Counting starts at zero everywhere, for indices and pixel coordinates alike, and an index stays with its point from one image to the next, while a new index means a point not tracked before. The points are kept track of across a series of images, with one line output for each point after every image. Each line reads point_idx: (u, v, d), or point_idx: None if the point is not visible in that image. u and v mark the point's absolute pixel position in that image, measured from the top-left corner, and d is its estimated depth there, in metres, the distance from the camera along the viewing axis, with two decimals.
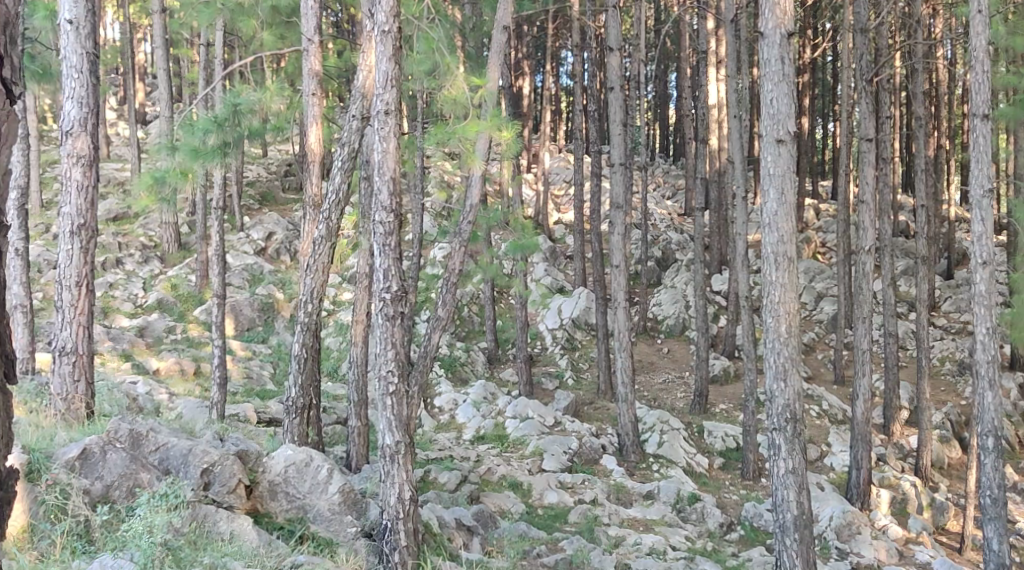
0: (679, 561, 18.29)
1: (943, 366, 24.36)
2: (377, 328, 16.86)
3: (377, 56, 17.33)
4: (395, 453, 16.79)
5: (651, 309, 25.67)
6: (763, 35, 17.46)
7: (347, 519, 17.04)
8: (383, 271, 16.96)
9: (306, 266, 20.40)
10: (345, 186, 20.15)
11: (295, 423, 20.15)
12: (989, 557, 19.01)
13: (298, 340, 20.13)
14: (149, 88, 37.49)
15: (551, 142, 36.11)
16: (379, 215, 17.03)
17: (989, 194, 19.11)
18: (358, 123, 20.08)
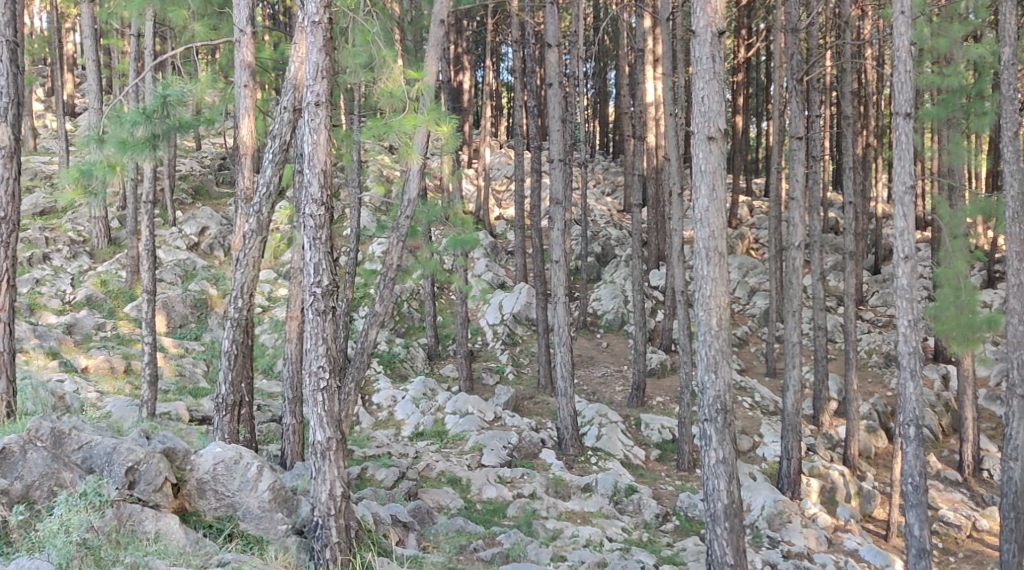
0: (615, 553, 18.73)
1: (870, 358, 25.15)
2: (309, 323, 16.91)
3: (308, 47, 17.38)
4: (327, 449, 16.81)
5: (591, 304, 25.99)
6: (695, 33, 18.03)
7: (276, 517, 16.95)
8: (314, 265, 17.01)
9: (237, 260, 20.30)
10: (277, 179, 20.19)
11: (224, 421, 20.20)
12: (911, 542, 19.75)
13: (229, 337, 20.00)
14: (79, 79, 36.54)
15: (492, 136, 36.21)
16: (310, 208, 17.05)
17: (911, 191, 19.93)
18: (290, 116, 20.13)
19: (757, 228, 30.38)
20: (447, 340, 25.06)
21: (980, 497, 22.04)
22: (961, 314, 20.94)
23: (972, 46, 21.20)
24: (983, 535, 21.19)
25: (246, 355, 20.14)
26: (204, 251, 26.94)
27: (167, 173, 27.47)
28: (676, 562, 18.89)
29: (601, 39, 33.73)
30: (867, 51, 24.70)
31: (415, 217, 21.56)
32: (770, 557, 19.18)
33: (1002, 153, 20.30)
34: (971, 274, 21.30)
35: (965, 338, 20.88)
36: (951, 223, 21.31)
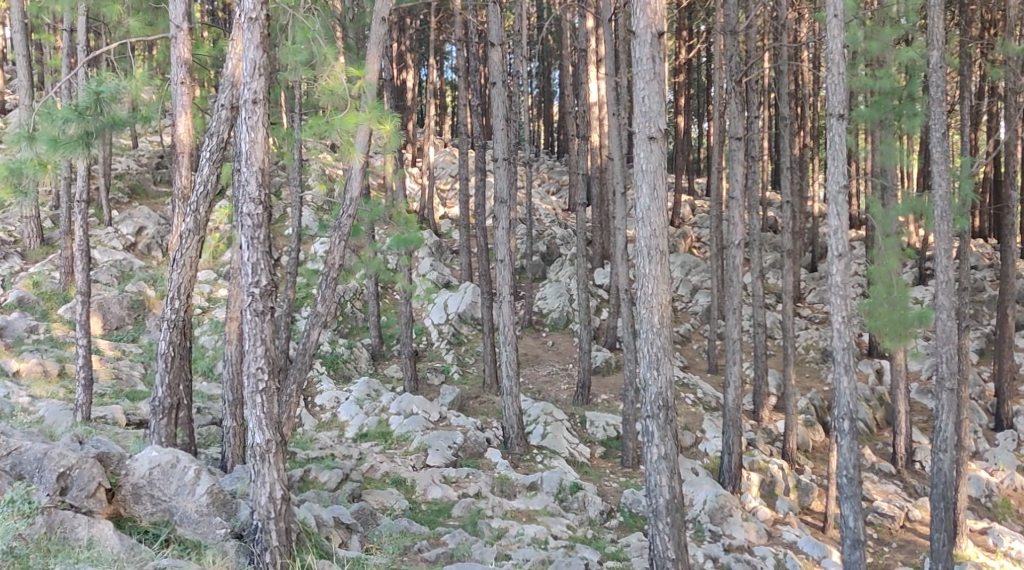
0: (559, 550, 18.84)
1: (807, 354, 25.67)
2: (247, 324, 17.08)
3: (246, 44, 17.38)
4: (265, 452, 16.95)
5: (537, 302, 26.11)
6: (635, 33, 18.26)
7: (215, 520, 17.06)
8: (252, 264, 17.18)
9: (173, 260, 19.96)
10: (216, 178, 19.87)
11: (161, 424, 19.75)
12: (847, 533, 20.08)
13: (165, 338, 19.50)
14: (9, 77, 35.89)
15: (437, 134, 36.27)
16: (247, 208, 17.18)
17: (845, 190, 20.27)
18: (227, 114, 19.74)
19: (699, 226, 30.92)
20: (392, 340, 24.99)
21: (913, 487, 22.66)
22: (894, 309, 21.47)
23: (903, 49, 21.70)
24: (916, 524, 21.81)
25: (183, 357, 19.68)
26: (141, 251, 26.60)
27: (102, 172, 26.98)
28: (620, 558, 19.11)
29: (543, 39, 33.91)
30: (802, 53, 25.11)
31: (357, 216, 21.47)
32: (712, 551, 19.51)
33: (930, 153, 20.81)
34: (902, 271, 21.74)
35: (896, 333, 21.42)
36: (884, 221, 21.75)
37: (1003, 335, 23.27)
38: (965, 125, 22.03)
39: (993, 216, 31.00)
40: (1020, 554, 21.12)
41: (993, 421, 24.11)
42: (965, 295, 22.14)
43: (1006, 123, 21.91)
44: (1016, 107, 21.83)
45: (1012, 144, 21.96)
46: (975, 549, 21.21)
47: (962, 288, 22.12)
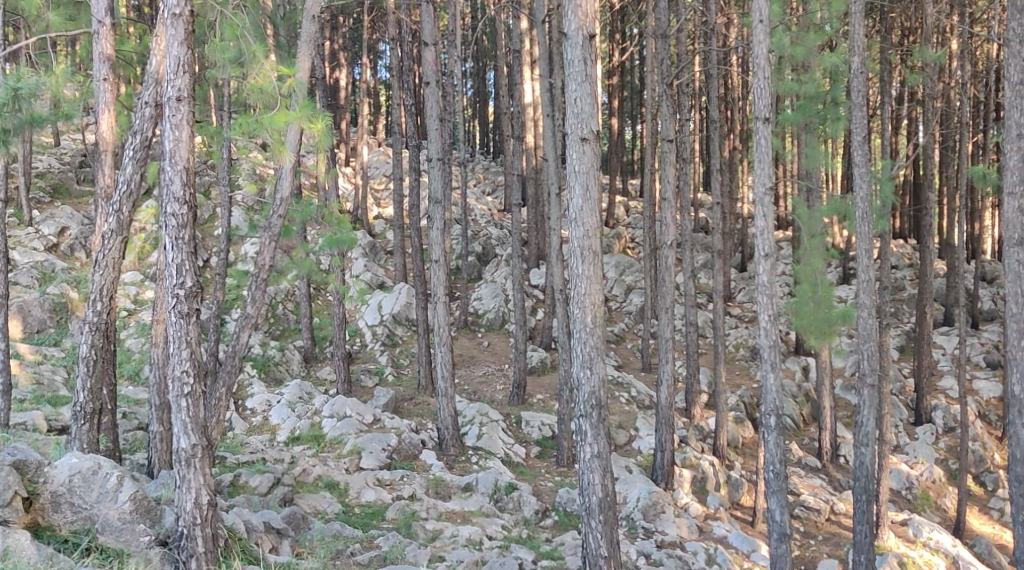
0: (493, 550, 18.82)
1: (737, 352, 26.22)
2: (171, 326, 16.99)
3: (168, 40, 17.30)
4: (191, 457, 16.83)
5: (472, 303, 26.11)
6: (566, 35, 18.32)
7: (138, 528, 16.86)
8: (177, 265, 17.05)
9: (96, 261, 19.05)
10: (140, 177, 19.01)
11: (83, 429, 18.90)
12: (773, 526, 20.33)
13: (85, 341, 18.59)
14: None
15: (371, 134, 36.14)
16: (171, 207, 17.11)
17: (771, 192, 20.34)
18: (152, 111, 18.90)
19: (632, 227, 31.37)
20: (324, 342, 24.74)
21: (837, 481, 23.21)
22: (818, 309, 21.59)
23: (828, 55, 22.01)
24: (840, 517, 22.32)
25: (105, 360, 18.80)
26: (62, 252, 25.96)
27: (21, 171, 26.29)
28: (555, 557, 19.11)
29: (478, 40, 33.94)
30: (733, 57, 25.54)
31: (288, 216, 21.16)
32: (644, 548, 19.71)
33: (852, 156, 21.10)
34: (826, 271, 21.89)
35: (820, 331, 21.59)
36: (809, 223, 21.78)
37: (923, 333, 23.92)
38: (887, 129, 22.51)
39: (912, 216, 31.89)
40: (939, 544, 21.74)
41: (913, 416, 24.84)
42: (886, 294, 22.59)
43: (924, 127, 22.58)
44: (934, 112, 22.42)
45: (930, 149, 22.61)
46: (896, 540, 21.79)
47: (883, 287, 22.58)
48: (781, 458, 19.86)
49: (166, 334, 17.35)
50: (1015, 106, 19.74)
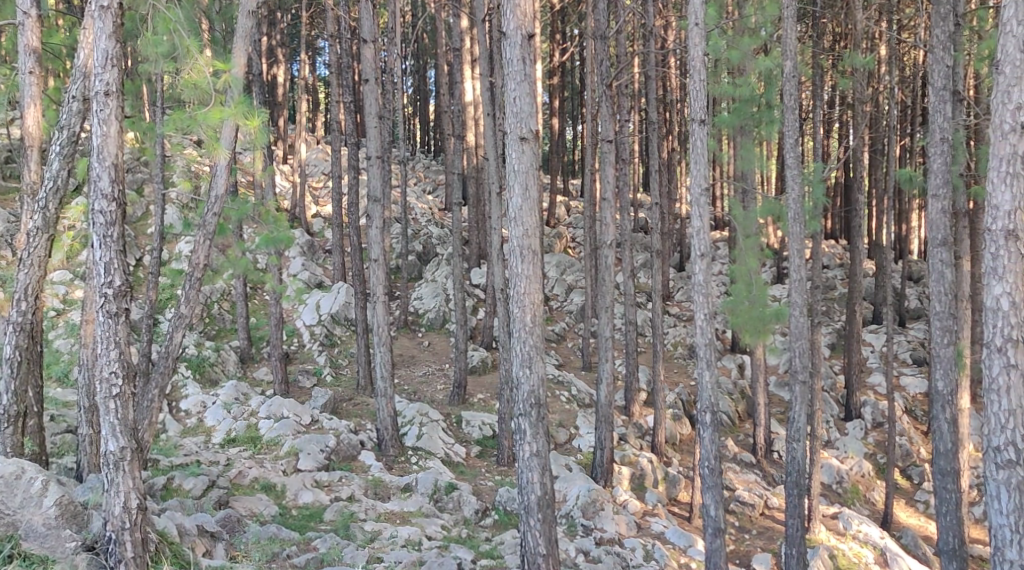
0: (432, 550, 18.62)
1: (676, 351, 26.67)
2: (98, 326, 16.51)
3: (95, 33, 16.82)
4: (120, 460, 16.45)
5: (412, 303, 26.07)
6: (505, 34, 18.15)
7: (64, 534, 16.53)
8: (105, 264, 16.59)
9: (20, 260, 18.25)
10: (67, 173, 18.28)
11: (8, 433, 18.14)
12: (708, 522, 20.23)
13: (9, 343, 17.79)
14: None
15: (309, 132, 35.98)
16: (99, 204, 16.65)
17: (707, 193, 20.03)
18: (79, 106, 18.20)
19: (573, 228, 31.79)
20: (261, 343, 24.39)
21: (771, 476, 23.56)
22: (753, 307, 21.47)
23: (762, 58, 21.78)
24: (773, 512, 22.66)
25: (31, 362, 17.96)
26: None
27: None
28: (494, 556, 18.95)
29: (418, 38, 33.93)
30: (673, 60, 25.93)
31: (224, 214, 20.68)
32: (583, 545, 19.70)
33: (784, 158, 21.10)
34: (762, 270, 21.68)
35: (756, 329, 21.50)
36: (745, 224, 21.68)
37: (853, 332, 24.43)
38: (819, 132, 22.72)
39: (843, 217, 32.85)
40: (867, 536, 22.17)
41: (844, 412, 25.41)
42: (818, 293, 22.65)
43: (855, 130, 22.88)
44: (864, 116, 22.77)
45: (859, 151, 22.99)
46: (827, 533, 22.22)
47: (814, 286, 22.58)
48: (715, 455, 19.88)
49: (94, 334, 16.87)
50: (939, 111, 20.12)
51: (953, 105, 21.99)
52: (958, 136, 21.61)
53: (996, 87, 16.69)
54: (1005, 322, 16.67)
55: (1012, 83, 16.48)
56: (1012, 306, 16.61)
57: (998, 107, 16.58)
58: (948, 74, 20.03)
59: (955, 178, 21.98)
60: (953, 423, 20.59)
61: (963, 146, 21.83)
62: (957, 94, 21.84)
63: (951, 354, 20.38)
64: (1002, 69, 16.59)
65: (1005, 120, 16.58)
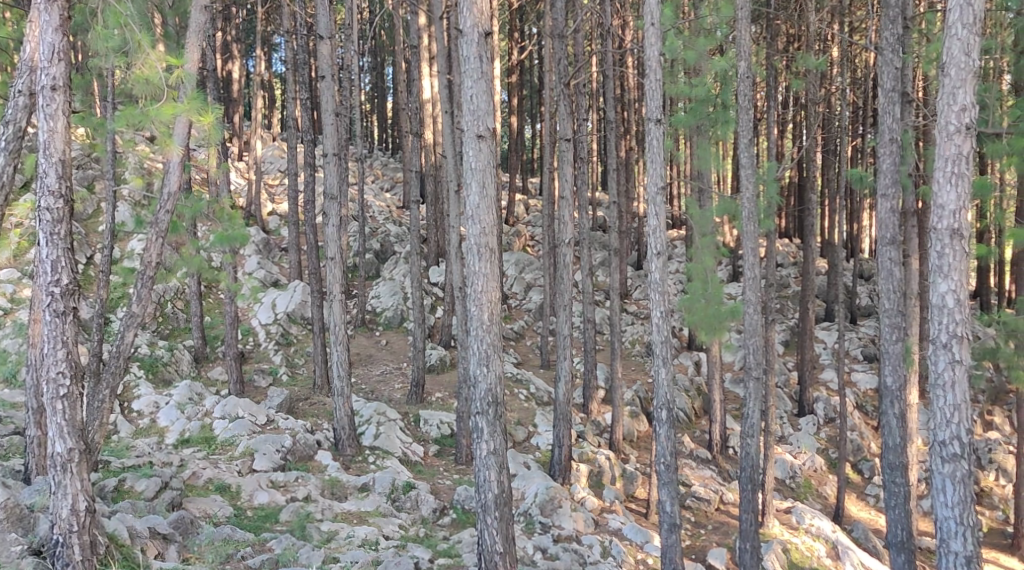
0: (389, 550, 18.43)
1: (633, 349, 26.98)
2: (45, 325, 16.23)
3: (40, 28, 16.51)
4: (68, 462, 16.24)
5: (370, 301, 26.07)
6: (462, 32, 17.94)
7: (10, 537, 16.31)
8: (52, 262, 16.30)
9: None
10: (13, 169, 17.65)
11: None
12: (664, 518, 19.98)
13: None
14: None
15: (265, 129, 35.93)
16: (46, 201, 16.34)
17: (664, 191, 19.76)
18: (25, 100, 17.59)
19: (532, 226, 32.06)
20: (216, 342, 24.18)
21: (726, 472, 23.76)
22: (709, 305, 21.35)
23: (718, 59, 21.76)
24: (728, 507, 22.82)
25: None
26: None
27: None
28: (452, 555, 18.77)
29: (376, 35, 33.93)
30: (631, 60, 26.12)
31: (177, 211, 20.27)
32: (541, 543, 19.64)
33: (738, 157, 20.93)
34: (718, 269, 21.65)
35: (711, 327, 21.30)
36: (701, 223, 21.71)
37: (806, 329, 24.69)
38: (774, 133, 22.75)
39: (796, 216, 33.36)
40: (820, 530, 22.35)
41: (797, 408, 25.72)
42: (772, 291, 22.72)
43: (808, 130, 22.95)
44: (817, 117, 22.92)
45: (812, 152, 23.16)
46: (780, 528, 22.32)
47: (768, 284, 22.67)
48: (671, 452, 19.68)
49: (41, 333, 16.56)
50: (887, 112, 20.18)
51: (902, 106, 21.93)
52: (907, 136, 21.43)
53: (942, 89, 17.10)
54: (951, 319, 17.07)
55: (957, 85, 16.92)
56: (957, 303, 17.02)
57: (943, 108, 16.98)
58: (897, 76, 20.17)
59: (903, 178, 21.77)
60: (902, 418, 20.47)
61: (911, 146, 21.68)
62: (905, 95, 21.88)
63: (899, 351, 20.45)
64: (947, 72, 17.00)
65: (950, 121, 17.02)
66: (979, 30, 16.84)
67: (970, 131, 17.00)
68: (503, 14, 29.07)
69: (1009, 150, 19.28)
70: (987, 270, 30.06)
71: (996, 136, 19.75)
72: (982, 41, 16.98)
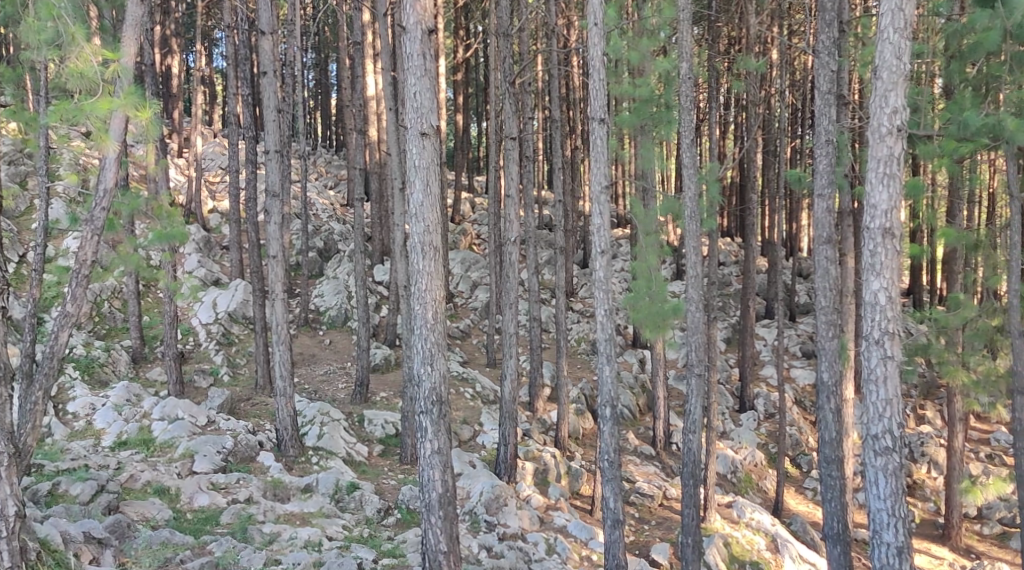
0: (332, 551, 18.19)
1: (579, 346, 27.13)
2: None
3: None
4: None
5: (313, 300, 25.85)
6: (405, 29, 17.61)
7: None
8: None
9: None
10: None
11: None
12: (607, 514, 19.71)
13: None
14: None
15: (207, 125, 35.50)
16: None
17: (608, 190, 19.56)
18: None
19: (479, 225, 32.06)
20: (154, 342, 23.76)
21: (670, 468, 23.92)
22: (653, 302, 21.14)
23: (661, 60, 21.69)
24: (672, 502, 22.91)
25: None
26: None
27: None
28: (397, 555, 18.55)
29: (319, 31, 33.66)
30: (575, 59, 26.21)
31: (114, 208, 19.62)
32: (486, 541, 19.56)
33: (680, 157, 20.87)
34: (662, 267, 21.40)
35: (655, 324, 21.05)
36: (644, 220, 21.51)
37: (746, 327, 24.88)
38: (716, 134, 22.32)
39: (738, 216, 33.83)
40: (760, 524, 22.54)
41: (738, 403, 26.01)
42: (714, 289, 22.76)
43: (749, 131, 23.04)
44: (758, 118, 23.06)
45: (753, 153, 23.35)
46: (721, 521, 22.45)
47: (710, 283, 22.71)
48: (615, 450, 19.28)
49: None
50: (823, 114, 20.14)
51: (839, 108, 22.17)
52: (843, 137, 21.46)
53: (873, 91, 17.23)
54: (882, 316, 17.15)
55: (888, 88, 17.05)
56: (889, 301, 17.09)
57: (875, 109, 17.11)
58: (833, 78, 20.07)
59: (840, 179, 21.78)
60: (837, 413, 20.70)
61: (847, 146, 21.73)
62: (842, 99, 22.08)
63: (835, 347, 20.24)
64: (879, 75, 17.13)
65: (882, 122, 17.15)
66: (909, 34, 17.01)
67: (901, 133, 17.16)
68: (447, 11, 28.90)
69: (939, 151, 19.61)
70: (919, 269, 30.70)
71: (927, 137, 19.96)
72: (913, 45, 17.13)
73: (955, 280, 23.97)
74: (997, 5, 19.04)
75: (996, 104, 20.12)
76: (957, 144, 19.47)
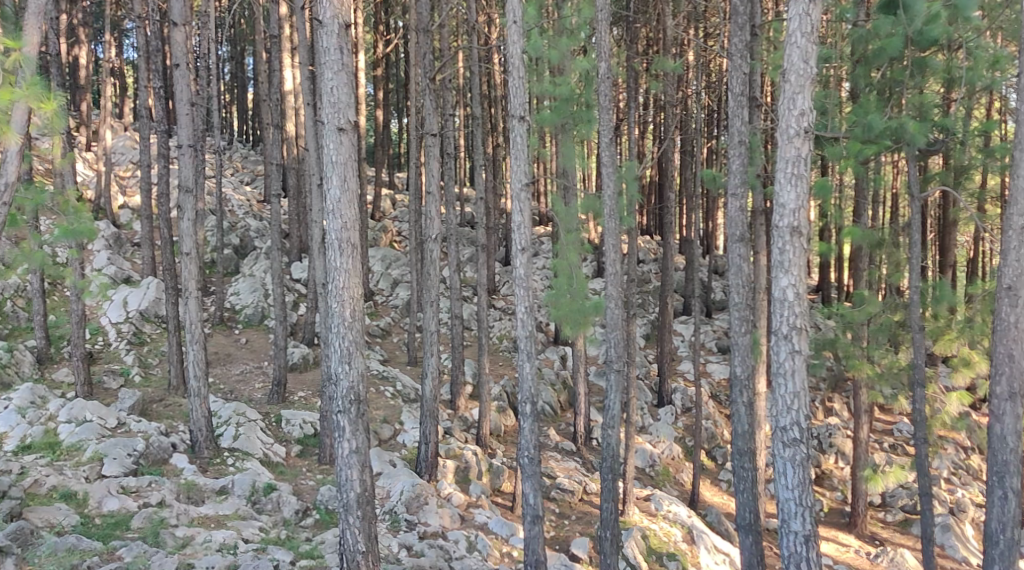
0: (248, 554, 17.75)
1: (501, 343, 27.08)
2: None
3: None
4: None
5: (229, 298, 25.34)
6: (320, 23, 17.08)
7: None
8: None
9: None
10: None
11: None
12: (526, 510, 19.35)
13: None
14: None
15: (118, 119, 34.65)
16: None
17: (528, 186, 19.22)
18: None
19: (397, 221, 31.70)
20: (61, 342, 22.98)
21: (590, 463, 23.96)
22: (573, 299, 21.08)
23: (580, 59, 21.51)
24: (591, 497, 22.87)
25: None
26: None
27: None
28: (315, 556, 18.12)
29: (233, 22, 33.09)
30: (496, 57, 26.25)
31: (17, 203, 18.71)
32: (406, 541, 19.28)
33: (599, 155, 20.62)
34: (583, 263, 21.35)
35: (576, 321, 21.06)
36: (565, 218, 21.41)
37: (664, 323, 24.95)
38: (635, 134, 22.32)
39: (654, 214, 34.10)
40: (677, 516, 22.63)
41: (656, 398, 26.11)
42: (632, 286, 22.70)
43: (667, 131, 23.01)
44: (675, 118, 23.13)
45: (669, 152, 23.54)
46: (639, 515, 22.43)
47: (629, 280, 22.64)
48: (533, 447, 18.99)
49: None
50: (736, 115, 20.10)
51: (751, 111, 22.63)
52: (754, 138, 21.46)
53: (782, 93, 17.23)
54: (790, 312, 17.23)
55: (797, 90, 17.06)
56: (797, 297, 17.17)
57: (783, 111, 17.12)
58: (745, 80, 20.13)
59: (753, 179, 21.75)
60: (750, 407, 20.49)
61: (759, 148, 21.76)
62: (753, 101, 22.53)
63: (748, 343, 20.31)
64: (787, 78, 17.14)
65: (790, 124, 17.15)
66: (816, 38, 17.06)
67: (808, 134, 17.18)
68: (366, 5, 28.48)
69: (846, 153, 19.73)
70: (828, 266, 31.20)
71: (835, 139, 20.12)
72: (820, 48, 17.16)
73: (861, 279, 24.21)
74: (899, 11, 19.67)
75: (900, 108, 20.22)
76: (862, 145, 19.69)
